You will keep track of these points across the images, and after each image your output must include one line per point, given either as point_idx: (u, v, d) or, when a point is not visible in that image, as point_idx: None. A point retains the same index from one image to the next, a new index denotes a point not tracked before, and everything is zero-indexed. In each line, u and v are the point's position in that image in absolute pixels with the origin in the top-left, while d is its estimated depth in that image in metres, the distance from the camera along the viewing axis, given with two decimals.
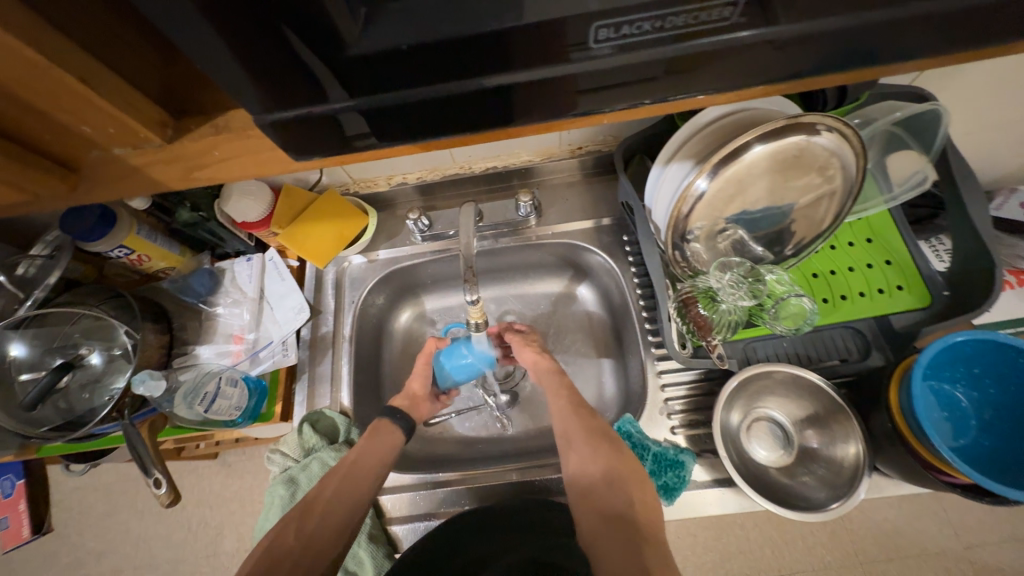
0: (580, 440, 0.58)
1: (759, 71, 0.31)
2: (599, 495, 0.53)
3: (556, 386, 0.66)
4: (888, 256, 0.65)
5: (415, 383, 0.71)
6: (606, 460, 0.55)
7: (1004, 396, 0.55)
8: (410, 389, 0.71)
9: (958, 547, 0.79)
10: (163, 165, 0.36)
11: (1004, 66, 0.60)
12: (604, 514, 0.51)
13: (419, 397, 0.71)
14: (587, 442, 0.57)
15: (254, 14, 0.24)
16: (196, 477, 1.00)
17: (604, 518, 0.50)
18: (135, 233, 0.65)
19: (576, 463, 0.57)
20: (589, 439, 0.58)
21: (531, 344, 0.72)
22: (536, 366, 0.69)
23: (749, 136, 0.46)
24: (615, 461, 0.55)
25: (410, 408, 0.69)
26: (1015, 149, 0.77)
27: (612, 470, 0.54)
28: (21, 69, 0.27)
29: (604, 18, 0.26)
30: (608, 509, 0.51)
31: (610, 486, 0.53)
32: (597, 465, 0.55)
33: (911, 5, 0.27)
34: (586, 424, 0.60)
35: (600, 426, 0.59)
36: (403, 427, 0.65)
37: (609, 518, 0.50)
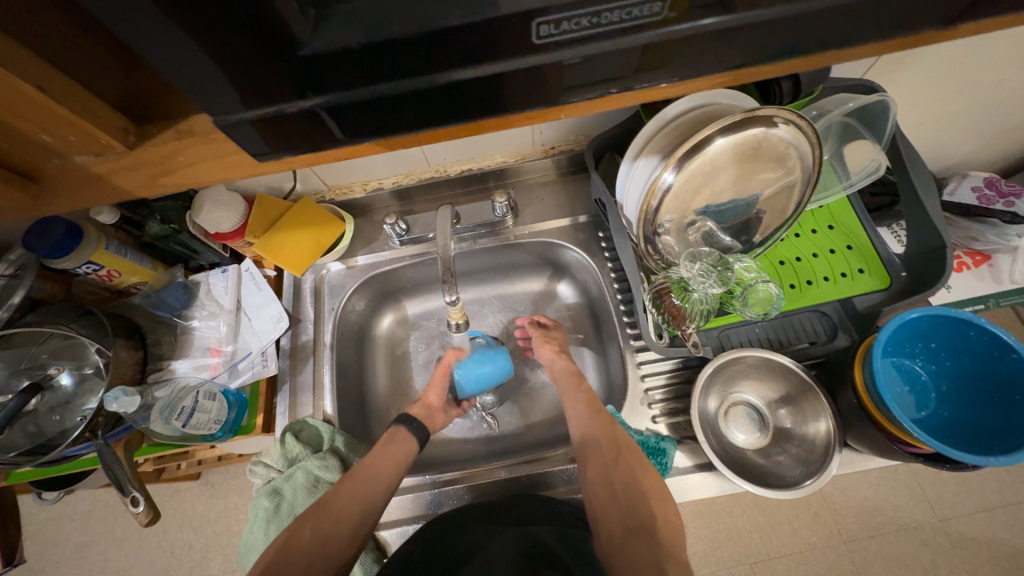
0: (603, 450, 0.59)
1: (697, 61, 0.32)
2: (622, 506, 0.54)
3: (574, 390, 0.68)
4: (849, 241, 0.68)
5: (432, 395, 0.74)
6: (626, 472, 0.56)
7: (958, 368, 0.58)
8: (425, 400, 0.73)
9: (933, 519, 0.82)
10: (128, 172, 0.36)
11: (943, 57, 0.63)
12: (626, 525, 0.53)
13: (434, 408, 0.73)
14: (609, 454, 0.58)
15: (201, 17, 0.24)
16: (179, 499, 0.97)
17: (625, 529, 0.53)
18: (103, 248, 0.63)
19: (597, 472, 0.58)
20: (611, 446, 0.59)
21: (552, 343, 0.74)
22: (553, 365, 0.72)
23: (710, 130, 0.48)
24: (635, 475, 0.56)
25: (426, 417, 0.71)
26: (962, 137, 0.81)
27: (627, 483, 0.55)
28: None
29: (545, 14, 0.27)
30: (630, 519, 0.53)
31: (630, 498, 0.54)
32: (616, 478, 0.56)
33: None
34: (609, 433, 0.60)
35: (622, 438, 0.59)
36: (418, 435, 0.67)
37: (632, 532, 0.52)
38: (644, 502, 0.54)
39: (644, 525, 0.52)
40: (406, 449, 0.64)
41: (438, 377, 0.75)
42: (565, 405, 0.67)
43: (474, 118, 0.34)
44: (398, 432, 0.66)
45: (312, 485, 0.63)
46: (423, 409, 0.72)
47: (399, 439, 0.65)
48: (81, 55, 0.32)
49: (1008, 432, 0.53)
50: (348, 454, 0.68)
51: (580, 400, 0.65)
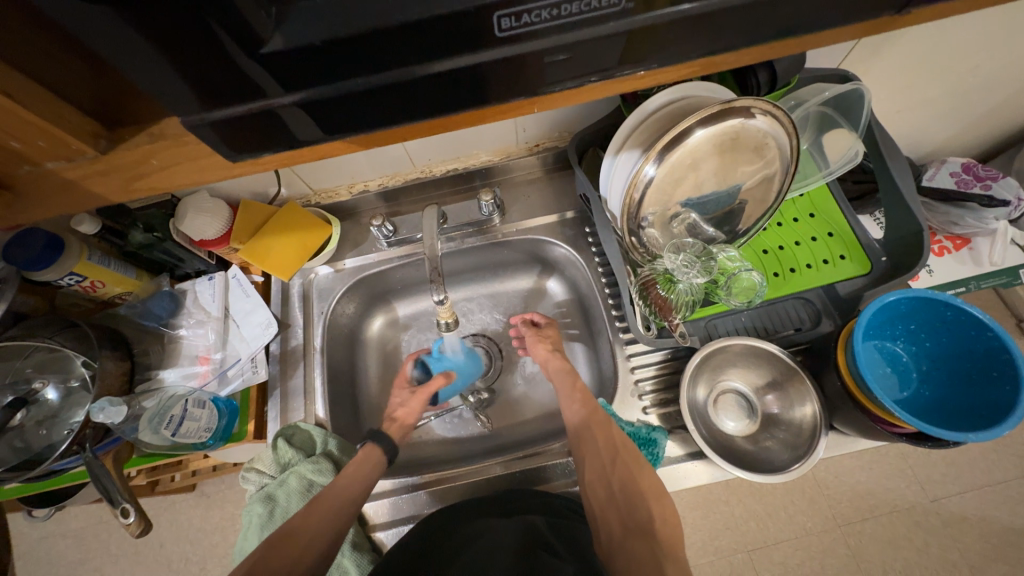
0: (600, 449, 0.59)
1: (659, 49, 0.33)
2: (621, 507, 0.54)
3: (569, 386, 0.67)
4: (829, 228, 0.69)
5: (406, 411, 0.70)
6: (626, 472, 0.56)
7: (939, 348, 0.60)
8: (401, 417, 0.69)
9: (925, 500, 0.83)
10: (102, 177, 0.36)
11: (913, 45, 0.65)
12: (624, 522, 0.53)
13: (409, 425, 0.69)
14: (606, 459, 0.57)
15: (161, 19, 0.24)
16: (175, 512, 0.96)
17: (626, 529, 0.52)
18: (86, 259, 0.63)
19: (596, 471, 0.57)
20: (609, 447, 0.58)
21: (544, 341, 0.74)
22: (548, 364, 0.72)
23: (688, 122, 0.49)
24: (632, 472, 0.56)
25: (401, 436, 0.67)
26: (937, 124, 0.83)
27: (626, 484, 0.55)
28: None
29: (505, 7, 0.28)
30: (629, 520, 0.53)
31: (628, 500, 0.54)
32: (616, 479, 0.56)
33: None
34: (608, 434, 0.59)
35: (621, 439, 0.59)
36: (386, 449, 0.64)
37: (635, 534, 0.51)
38: (642, 500, 0.54)
39: (642, 527, 0.52)
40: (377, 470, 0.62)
41: (418, 398, 0.70)
42: (561, 398, 0.67)
43: (448, 112, 0.34)
44: (370, 453, 0.63)
45: (306, 489, 0.63)
46: (400, 430, 0.68)
47: (368, 456, 0.62)
48: (56, 67, 0.33)
49: (986, 408, 0.54)
50: (342, 457, 0.68)
51: (575, 400, 0.64)
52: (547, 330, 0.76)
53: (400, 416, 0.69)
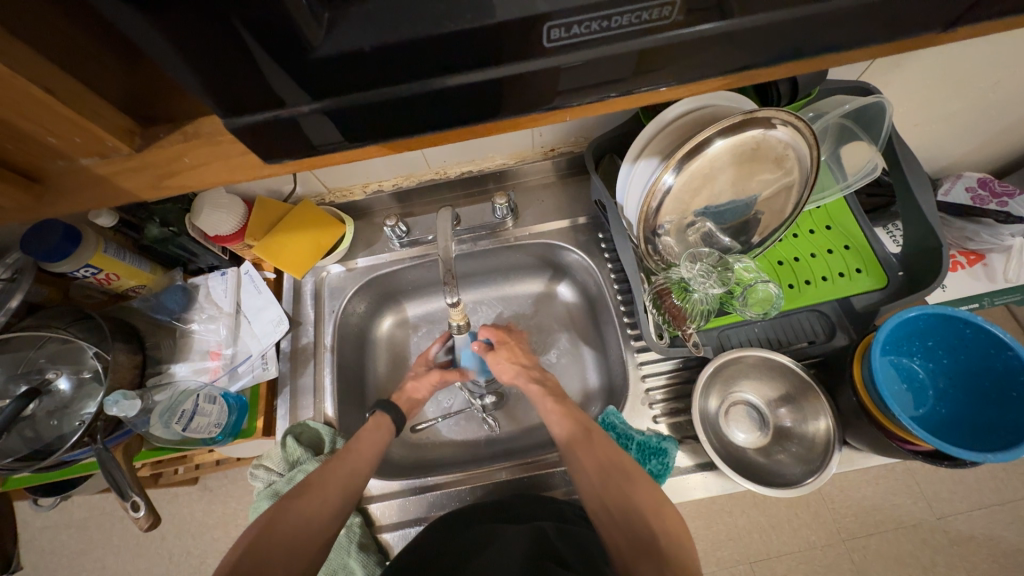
0: (591, 471, 0.56)
1: (702, 63, 0.33)
2: (624, 526, 0.51)
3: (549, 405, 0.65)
4: (846, 241, 0.69)
5: (417, 388, 0.74)
6: (620, 491, 0.53)
7: (956, 366, 0.59)
8: (410, 392, 0.73)
9: (931, 517, 0.83)
10: (133, 173, 0.36)
11: (938, 60, 0.64)
12: (627, 536, 0.50)
13: (417, 402, 0.73)
14: (597, 480, 0.55)
15: (213, 25, 0.24)
16: (177, 505, 0.97)
17: (633, 549, 0.50)
18: (102, 251, 0.63)
19: (592, 495, 0.55)
20: (599, 470, 0.56)
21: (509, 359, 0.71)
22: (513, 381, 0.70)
23: (709, 132, 0.48)
24: (628, 494, 0.53)
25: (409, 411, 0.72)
26: (958, 139, 0.83)
27: (625, 502, 0.53)
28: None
29: (555, 18, 0.28)
30: (636, 541, 0.50)
31: (629, 517, 0.51)
32: (613, 499, 0.53)
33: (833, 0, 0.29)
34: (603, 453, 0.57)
35: (619, 462, 0.56)
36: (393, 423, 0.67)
37: (641, 552, 0.49)
38: (643, 519, 0.51)
39: (647, 546, 0.49)
40: (381, 436, 0.65)
41: (430, 378, 0.74)
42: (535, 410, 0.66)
43: (474, 121, 0.34)
44: (382, 421, 0.67)
45: None
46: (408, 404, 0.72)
47: (378, 427, 0.66)
48: (87, 63, 0.33)
49: (1004, 429, 0.53)
50: None
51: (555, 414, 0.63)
52: (501, 348, 0.73)
53: (409, 390, 0.73)
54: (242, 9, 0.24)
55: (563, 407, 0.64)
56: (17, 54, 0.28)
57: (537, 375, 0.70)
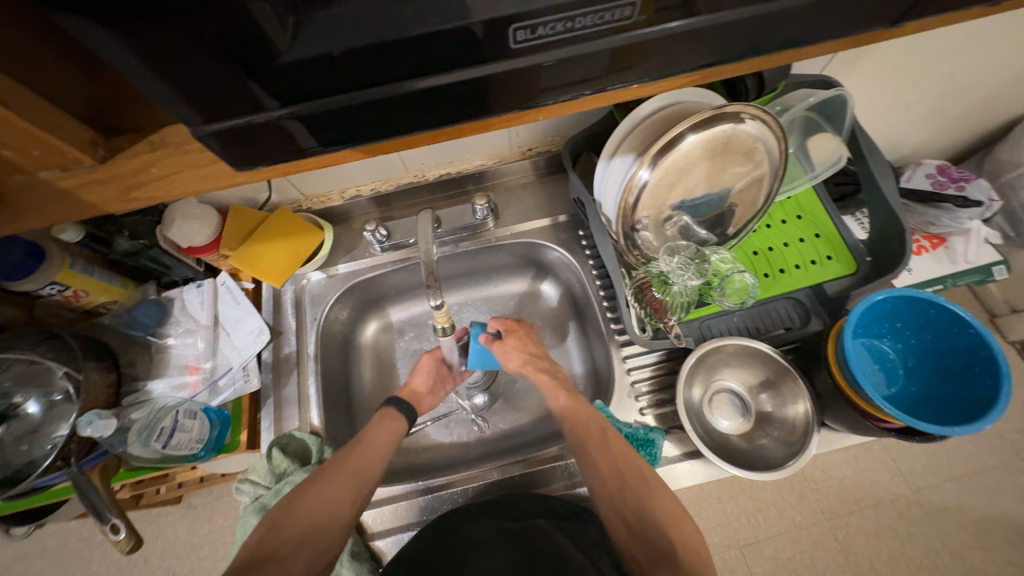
0: (605, 477, 0.55)
1: (666, 61, 0.33)
2: (641, 537, 0.52)
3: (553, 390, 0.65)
4: (817, 230, 0.71)
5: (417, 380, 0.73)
6: (637, 499, 0.53)
7: (923, 346, 0.62)
8: (412, 385, 0.72)
9: (908, 492, 0.86)
10: (99, 185, 0.35)
11: (894, 53, 0.67)
12: (643, 545, 0.51)
13: (422, 393, 0.72)
14: (612, 485, 0.55)
15: (175, 33, 0.24)
16: (160, 526, 0.94)
17: (651, 560, 0.50)
18: (69, 268, 0.61)
19: (608, 503, 0.55)
20: (614, 473, 0.55)
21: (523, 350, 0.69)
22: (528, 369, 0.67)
23: (681, 127, 0.49)
24: (645, 502, 0.53)
25: (415, 402, 0.70)
26: (916, 128, 0.86)
27: (641, 510, 0.53)
28: None
29: (520, 20, 0.28)
30: (652, 550, 0.50)
31: (645, 527, 0.52)
32: (629, 508, 0.53)
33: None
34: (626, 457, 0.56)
35: (640, 468, 0.55)
36: (405, 413, 0.67)
37: (658, 561, 0.49)
38: (660, 528, 0.51)
39: (664, 556, 0.50)
40: (397, 427, 0.64)
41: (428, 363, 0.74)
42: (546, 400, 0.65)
43: (448, 123, 0.35)
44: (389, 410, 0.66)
45: None
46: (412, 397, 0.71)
47: (384, 417, 0.65)
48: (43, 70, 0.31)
49: (969, 403, 0.56)
50: None
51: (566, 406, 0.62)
52: (511, 335, 0.71)
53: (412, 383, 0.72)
54: (205, 16, 0.24)
55: (577, 407, 0.62)
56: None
57: (544, 366, 0.68)
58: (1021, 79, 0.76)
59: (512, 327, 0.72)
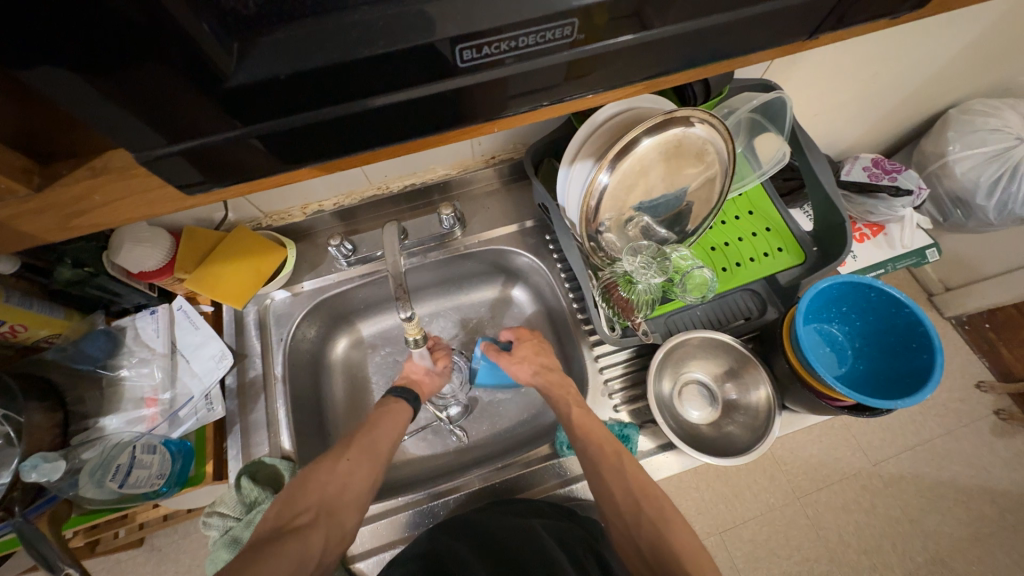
0: (621, 506, 0.56)
1: (610, 74, 0.35)
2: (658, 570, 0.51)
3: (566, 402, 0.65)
4: (767, 224, 0.75)
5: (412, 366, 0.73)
6: (654, 528, 0.54)
7: (867, 327, 0.67)
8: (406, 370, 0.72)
9: (868, 465, 0.92)
10: (37, 215, 0.33)
11: (823, 58, 0.72)
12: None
13: (420, 377, 0.73)
14: (628, 513, 0.55)
15: (112, 58, 0.23)
16: (122, 571, 0.87)
17: None
18: (3, 302, 0.56)
19: (624, 535, 0.55)
20: (630, 501, 0.56)
21: (535, 361, 0.70)
22: (543, 377, 0.68)
23: (635, 132, 0.52)
24: (661, 532, 0.53)
25: (416, 388, 0.71)
26: (849, 126, 0.93)
27: (657, 541, 0.53)
28: None
29: (466, 40, 0.29)
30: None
31: (662, 560, 0.51)
32: (645, 539, 0.53)
33: (716, 16, 0.33)
34: (641, 483, 0.57)
35: (655, 497, 0.56)
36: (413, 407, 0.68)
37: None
38: (679, 561, 0.50)
39: None
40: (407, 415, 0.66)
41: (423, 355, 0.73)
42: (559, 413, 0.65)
43: (406, 138, 0.35)
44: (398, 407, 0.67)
45: None
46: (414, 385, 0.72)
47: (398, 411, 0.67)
48: None
49: (910, 376, 0.61)
50: None
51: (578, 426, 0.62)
52: (524, 344, 0.72)
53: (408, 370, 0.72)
54: (147, 43, 0.23)
55: (593, 428, 0.61)
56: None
57: (555, 377, 0.68)
58: (936, 79, 0.83)
59: (526, 336, 0.74)
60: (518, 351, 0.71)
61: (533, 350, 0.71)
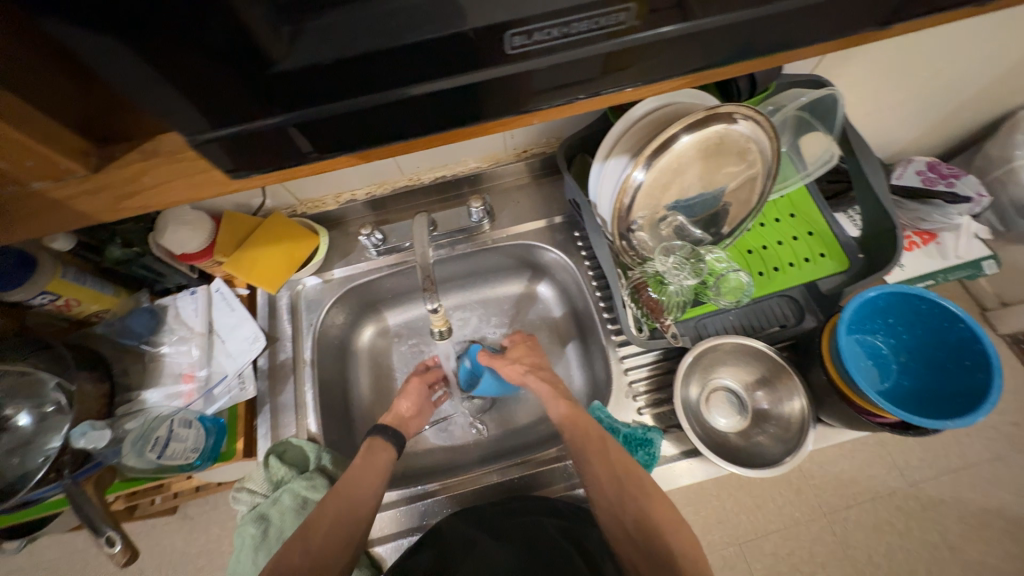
0: (605, 489, 0.55)
1: (660, 65, 0.34)
2: (641, 548, 0.52)
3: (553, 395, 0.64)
4: (809, 227, 0.72)
5: (403, 404, 0.70)
6: (636, 507, 0.54)
7: (915, 340, 0.62)
8: (397, 408, 0.70)
9: (904, 485, 0.87)
10: (91, 196, 0.35)
11: (882, 53, 0.68)
12: (645, 554, 0.52)
13: (408, 417, 0.70)
14: (613, 495, 0.55)
15: (171, 43, 0.24)
16: (155, 536, 0.92)
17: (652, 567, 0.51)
18: (60, 276, 0.60)
19: (608, 514, 0.55)
20: (614, 484, 0.55)
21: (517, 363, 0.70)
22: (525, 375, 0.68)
23: (674, 128, 0.50)
24: (644, 510, 0.53)
25: (399, 428, 0.68)
26: (906, 126, 0.87)
27: (641, 519, 0.53)
28: None
29: (517, 26, 0.28)
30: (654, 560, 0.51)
31: (646, 538, 0.52)
32: (630, 518, 0.53)
33: (779, 2, 0.31)
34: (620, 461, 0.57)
35: (635, 473, 0.56)
36: (394, 442, 0.65)
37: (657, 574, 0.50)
38: (663, 539, 0.52)
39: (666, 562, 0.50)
40: (385, 458, 0.62)
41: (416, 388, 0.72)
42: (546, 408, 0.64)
43: (443, 129, 0.35)
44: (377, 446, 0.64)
45: (301, 507, 0.62)
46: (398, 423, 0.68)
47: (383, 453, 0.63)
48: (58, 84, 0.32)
49: (964, 395, 0.57)
50: (335, 471, 0.67)
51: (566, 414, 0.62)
52: (517, 345, 0.73)
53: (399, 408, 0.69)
54: (202, 26, 0.24)
55: (572, 412, 0.62)
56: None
57: (546, 375, 0.68)
58: (1007, 77, 0.77)
59: (520, 339, 0.74)
60: (513, 351, 0.72)
61: (526, 351, 0.72)
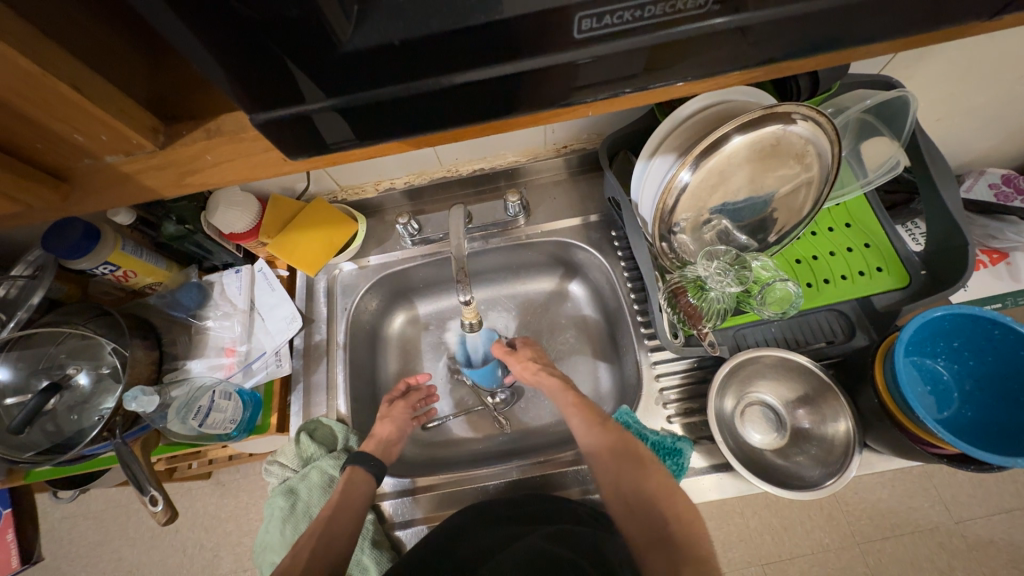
0: (601, 466, 0.58)
1: (730, 57, 0.32)
2: (639, 516, 0.54)
3: (564, 403, 0.65)
4: (866, 239, 0.67)
5: (384, 427, 0.69)
6: (633, 479, 0.55)
7: (984, 366, 0.57)
8: (376, 432, 0.68)
9: (950, 522, 0.81)
10: (157, 171, 0.37)
11: (965, 53, 0.62)
12: (640, 523, 0.53)
13: (392, 441, 0.68)
14: (611, 469, 0.57)
15: (244, 22, 0.24)
16: (190, 498, 0.97)
17: (647, 540, 0.52)
18: (120, 248, 0.64)
19: (609, 486, 0.57)
20: (614, 456, 0.58)
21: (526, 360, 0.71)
22: (530, 376, 0.70)
23: (727, 128, 0.47)
24: (640, 481, 0.55)
25: (382, 454, 0.66)
26: (982, 135, 0.80)
27: (634, 491, 0.55)
28: (25, 86, 0.28)
29: (587, 8, 0.27)
30: (649, 529, 0.52)
31: (635, 511, 0.54)
32: (628, 487, 0.55)
33: None
34: (610, 442, 0.59)
35: (630, 448, 0.58)
36: (374, 473, 0.62)
37: (649, 542, 0.52)
38: (654, 506, 0.54)
39: (660, 534, 0.52)
40: (363, 493, 0.60)
41: (399, 410, 0.72)
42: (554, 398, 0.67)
43: (478, 121, 0.34)
44: (354, 477, 0.61)
45: (328, 484, 0.65)
46: (378, 447, 0.67)
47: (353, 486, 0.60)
48: (122, 64, 0.36)
49: None
50: None
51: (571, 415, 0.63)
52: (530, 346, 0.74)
53: (377, 432, 0.68)
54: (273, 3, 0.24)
55: (566, 395, 0.66)
56: (57, 61, 0.29)
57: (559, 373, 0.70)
58: None
59: (527, 340, 0.76)
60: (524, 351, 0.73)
61: (534, 354, 0.73)
